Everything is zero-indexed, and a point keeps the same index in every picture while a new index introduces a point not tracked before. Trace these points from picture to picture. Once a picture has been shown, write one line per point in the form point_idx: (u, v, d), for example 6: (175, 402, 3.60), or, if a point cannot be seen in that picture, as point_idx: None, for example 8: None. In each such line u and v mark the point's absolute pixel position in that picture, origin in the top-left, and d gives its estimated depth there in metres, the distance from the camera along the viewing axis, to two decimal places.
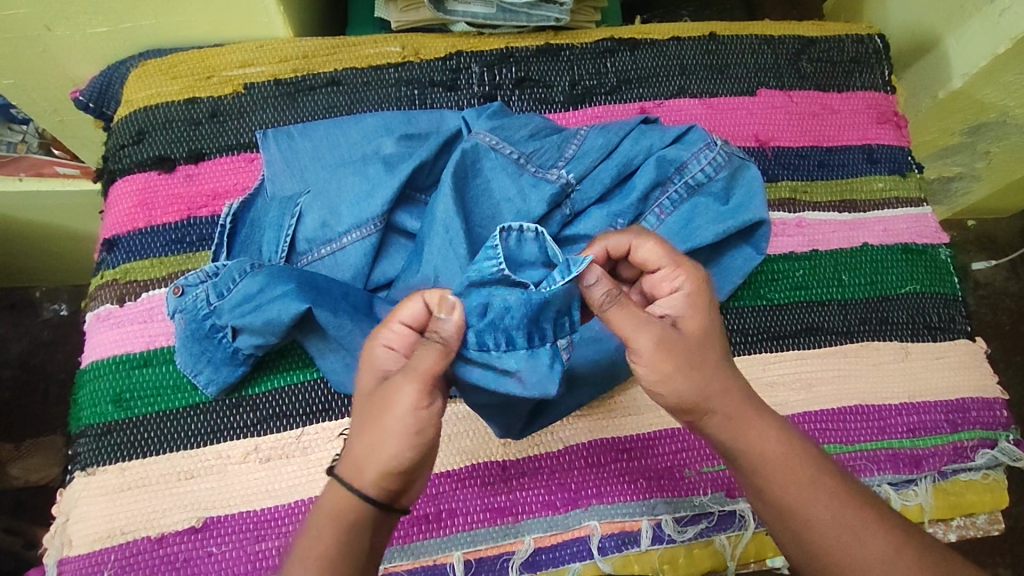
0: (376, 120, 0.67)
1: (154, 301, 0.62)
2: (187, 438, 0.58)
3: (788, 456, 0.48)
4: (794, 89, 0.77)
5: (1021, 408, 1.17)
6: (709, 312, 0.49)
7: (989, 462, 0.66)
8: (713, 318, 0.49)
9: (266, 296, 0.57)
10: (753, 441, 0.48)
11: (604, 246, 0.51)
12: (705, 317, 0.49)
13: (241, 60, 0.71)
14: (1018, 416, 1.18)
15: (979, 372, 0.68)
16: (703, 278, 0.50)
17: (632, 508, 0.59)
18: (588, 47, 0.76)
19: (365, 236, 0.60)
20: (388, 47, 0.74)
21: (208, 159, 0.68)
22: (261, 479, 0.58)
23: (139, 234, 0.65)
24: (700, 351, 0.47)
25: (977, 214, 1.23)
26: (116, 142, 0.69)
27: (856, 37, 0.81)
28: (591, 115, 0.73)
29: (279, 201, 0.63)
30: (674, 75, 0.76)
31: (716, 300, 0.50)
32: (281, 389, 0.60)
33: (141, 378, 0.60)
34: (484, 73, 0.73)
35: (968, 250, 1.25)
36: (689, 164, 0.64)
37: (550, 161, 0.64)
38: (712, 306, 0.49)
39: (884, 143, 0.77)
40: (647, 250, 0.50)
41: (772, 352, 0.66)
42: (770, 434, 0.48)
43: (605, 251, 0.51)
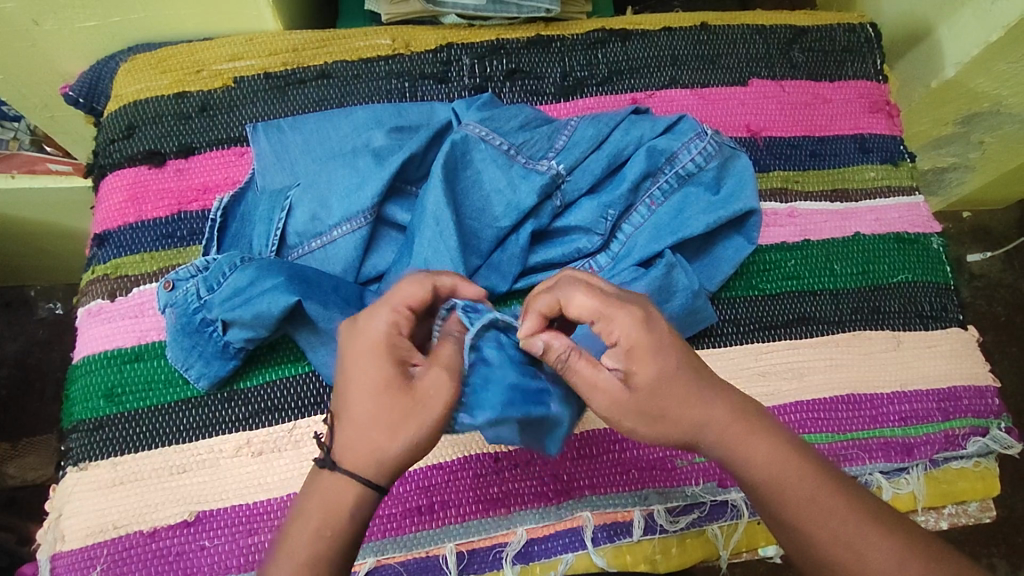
0: (366, 113, 0.67)
1: (144, 296, 0.62)
2: (178, 433, 0.58)
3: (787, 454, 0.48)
4: (786, 79, 0.77)
5: (1016, 398, 1.18)
6: (661, 355, 0.46)
7: (981, 449, 0.66)
8: (665, 350, 0.46)
9: (256, 289, 0.57)
10: (751, 444, 0.48)
11: (539, 313, 0.48)
12: (655, 360, 0.46)
13: (230, 53, 0.71)
14: (1013, 406, 1.18)
15: (971, 360, 0.68)
16: (641, 322, 0.46)
17: (624, 499, 0.60)
18: (579, 38, 0.75)
19: (355, 229, 0.60)
20: (379, 39, 0.74)
21: (198, 153, 0.68)
22: (254, 472, 0.58)
23: (129, 229, 0.65)
24: (664, 390, 0.46)
25: (971, 205, 1.24)
26: (106, 137, 0.68)
27: (848, 26, 0.81)
28: (582, 107, 0.73)
29: (269, 194, 0.63)
30: (666, 66, 0.75)
31: (666, 337, 0.47)
32: (273, 383, 0.60)
33: (132, 372, 0.60)
34: (474, 65, 0.73)
35: (963, 241, 1.25)
36: (679, 154, 0.64)
37: (541, 152, 0.63)
38: (661, 342, 0.46)
39: (877, 132, 0.77)
40: (578, 301, 0.47)
41: (764, 341, 0.66)
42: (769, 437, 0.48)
43: (539, 313, 0.48)
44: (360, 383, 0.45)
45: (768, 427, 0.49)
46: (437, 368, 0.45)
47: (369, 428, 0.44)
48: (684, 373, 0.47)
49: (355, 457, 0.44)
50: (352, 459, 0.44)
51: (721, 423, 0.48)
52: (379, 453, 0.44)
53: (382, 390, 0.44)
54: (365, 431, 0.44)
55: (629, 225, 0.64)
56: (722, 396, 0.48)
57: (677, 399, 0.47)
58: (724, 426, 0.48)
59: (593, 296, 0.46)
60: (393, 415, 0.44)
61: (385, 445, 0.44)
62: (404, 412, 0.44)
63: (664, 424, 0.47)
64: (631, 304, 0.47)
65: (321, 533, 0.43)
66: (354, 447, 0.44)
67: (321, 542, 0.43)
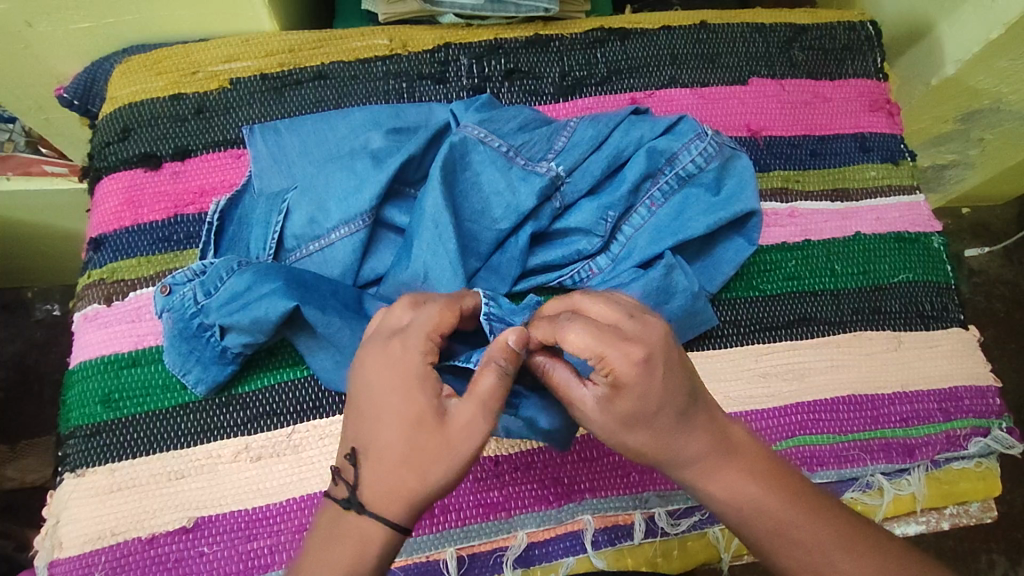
0: (364, 115, 0.67)
1: (141, 301, 0.62)
2: (176, 438, 0.58)
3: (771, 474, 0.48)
4: (786, 78, 0.76)
5: (1015, 395, 1.18)
6: (651, 392, 0.44)
7: (982, 450, 0.65)
8: (657, 384, 0.44)
9: (253, 294, 0.56)
10: None
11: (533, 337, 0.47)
12: (643, 396, 0.44)
13: (226, 54, 0.70)
14: (1013, 403, 1.18)
15: (972, 360, 0.68)
16: (638, 363, 0.44)
17: (624, 501, 0.60)
18: (578, 37, 0.75)
19: (353, 232, 0.60)
20: (376, 40, 0.73)
21: (195, 156, 0.67)
22: (253, 478, 0.58)
23: (125, 233, 0.64)
24: (640, 415, 0.45)
25: (971, 201, 1.23)
26: (102, 140, 0.68)
27: (848, 24, 0.80)
28: (581, 106, 0.73)
29: (267, 197, 0.62)
30: (665, 65, 0.75)
31: (662, 376, 0.44)
32: (271, 388, 0.60)
33: (130, 378, 0.59)
34: (472, 65, 0.72)
35: (962, 238, 1.25)
36: (680, 154, 0.64)
37: (540, 154, 0.63)
38: (643, 382, 0.44)
39: (877, 131, 0.76)
40: (574, 336, 0.44)
41: (764, 342, 0.66)
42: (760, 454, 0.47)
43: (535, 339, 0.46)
44: (391, 417, 0.44)
45: (736, 458, 0.48)
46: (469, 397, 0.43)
47: (399, 466, 0.43)
48: (671, 408, 0.45)
49: (381, 498, 0.44)
50: (380, 501, 0.44)
51: (692, 456, 0.47)
52: (407, 483, 0.43)
53: (412, 425, 0.43)
54: (397, 469, 0.43)
55: (628, 226, 0.63)
56: (702, 426, 0.47)
57: (655, 427, 0.46)
58: (692, 460, 0.47)
59: (591, 331, 0.44)
60: (423, 452, 0.43)
61: (413, 483, 0.43)
62: (434, 449, 0.43)
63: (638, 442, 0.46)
64: (632, 342, 0.44)
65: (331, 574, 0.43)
66: (382, 488, 0.44)
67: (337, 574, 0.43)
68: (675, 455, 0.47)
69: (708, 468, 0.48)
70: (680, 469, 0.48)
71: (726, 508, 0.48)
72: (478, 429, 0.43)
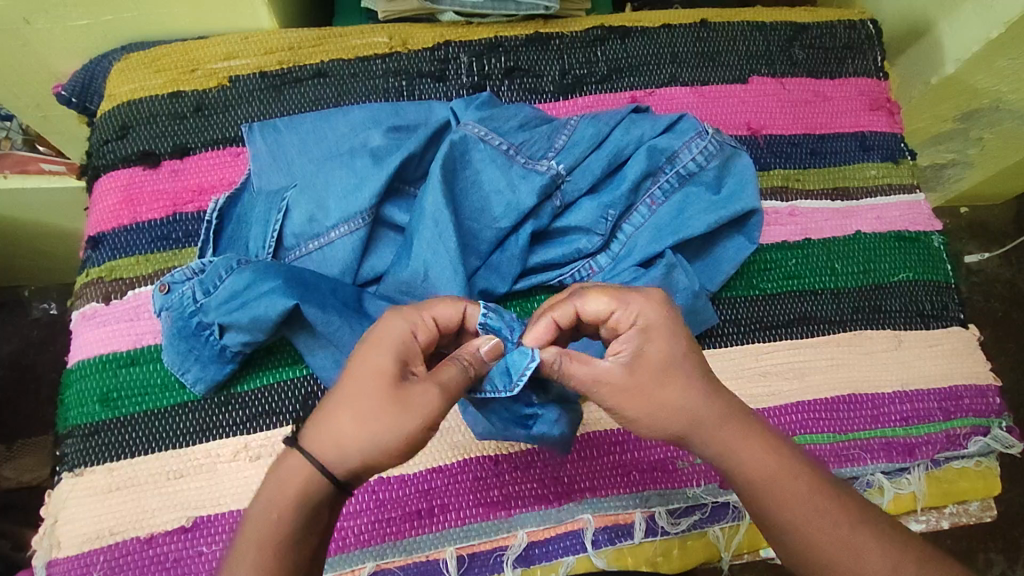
0: (363, 113, 0.66)
1: (139, 299, 0.61)
2: (175, 437, 0.58)
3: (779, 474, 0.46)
4: (786, 77, 0.76)
5: (1014, 394, 1.18)
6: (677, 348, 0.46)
7: (981, 449, 0.66)
8: (682, 337, 0.47)
9: (253, 293, 0.56)
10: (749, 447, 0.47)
11: (552, 319, 0.48)
12: (668, 345, 0.46)
13: (225, 52, 0.70)
14: (1011, 402, 1.18)
15: (972, 359, 0.68)
16: (660, 305, 0.47)
17: (625, 501, 0.59)
18: (578, 35, 0.75)
19: (353, 231, 0.59)
20: (376, 37, 0.73)
21: (193, 154, 0.67)
22: (251, 477, 0.57)
23: (123, 231, 0.64)
24: (673, 369, 0.46)
25: (970, 201, 1.24)
26: (99, 138, 0.67)
27: (849, 23, 0.80)
28: (581, 105, 0.72)
29: (266, 196, 0.62)
30: (666, 63, 0.75)
31: (681, 324, 0.47)
32: (270, 386, 0.60)
33: (128, 377, 0.59)
34: (472, 63, 0.72)
35: (961, 238, 1.26)
36: (680, 153, 0.64)
37: (540, 152, 0.63)
38: (671, 329, 0.46)
39: (877, 130, 0.76)
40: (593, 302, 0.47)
41: (764, 341, 0.65)
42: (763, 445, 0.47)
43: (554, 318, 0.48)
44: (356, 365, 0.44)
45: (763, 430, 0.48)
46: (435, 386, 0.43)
47: (348, 412, 0.43)
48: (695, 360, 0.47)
49: None
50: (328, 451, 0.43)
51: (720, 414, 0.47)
52: (353, 438, 0.43)
53: (372, 377, 0.43)
54: (345, 416, 0.43)
55: (629, 225, 0.63)
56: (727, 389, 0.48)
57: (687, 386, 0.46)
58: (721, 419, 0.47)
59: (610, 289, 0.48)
60: (372, 403, 0.43)
61: (356, 438, 0.42)
62: (384, 406, 0.43)
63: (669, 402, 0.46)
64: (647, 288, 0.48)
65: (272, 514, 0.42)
66: (325, 432, 0.43)
67: (276, 518, 0.42)
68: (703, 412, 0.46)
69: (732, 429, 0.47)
70: (715, 429, 0.46)
71: (756, 478, 0.46)
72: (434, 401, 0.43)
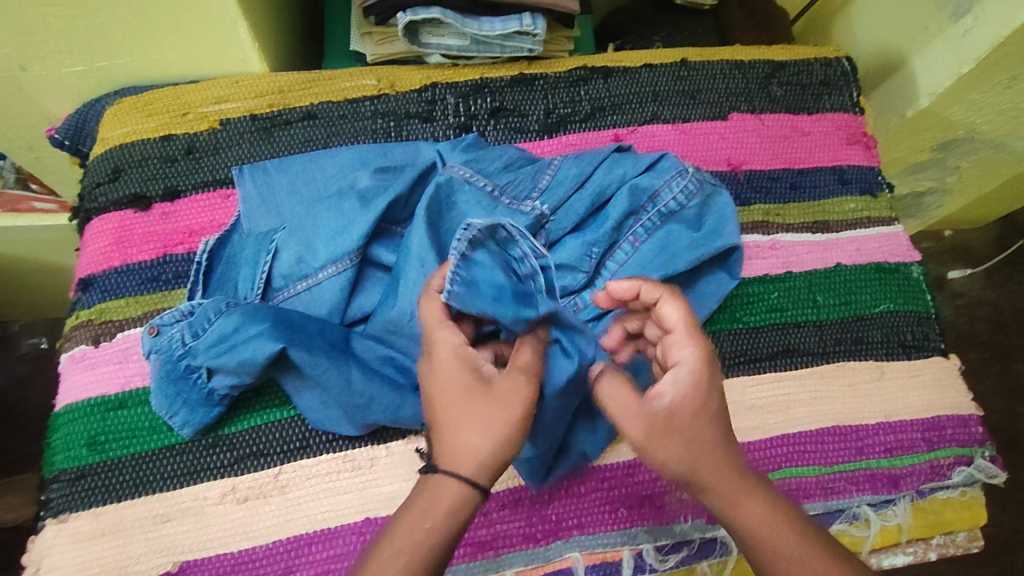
0: (352, 154, 0.68)
1: (129, 341, 0.62)
2: (162, 480, 0.58)
3: (772, 533, 0.46)
4: (764, 113, 0.78)
5: (1003, 416, 1.20)
6: (701, 413, 0.47)
7: (966, 479, 0.66)
8: (714, 399, 0.48)
9: (241, 335, 0.56)
10: (746, 509, 0.47)
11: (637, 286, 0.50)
12: (696, 410, 0.47)
13: (216, 95, 0.71)
14: (1002, 423, 1.20)
15: (953, 389, 0.69)
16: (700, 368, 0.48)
17: (613, 538, 0.60)
18: (562, 75, 0.77)
19: (341, 271, 0.60)
20: (364, 80, 0.74)
21: (184, 196, 0.68)
22: (239, 520, 0.57)
23: (114, 273, 0.65)
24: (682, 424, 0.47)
25: (953, 224, 1.28)
26: (91, 181, 0.68)
27: (824, 60, 0.83)
28: (565, 142, 0.75)
29: (255, 238, 0.63)
30: (648, 101, 0.77)
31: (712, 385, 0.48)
32: (258, 428, 0.60)
33: (116, 420, 0.59)
34: (459, 104, 0.74)
35: (945, 261, 1.30)
36: (661, 193, 0.64)
37: (524, 192, 0.64)
38: (696, 393, 0.47)
39: (854, 164, 0.78)
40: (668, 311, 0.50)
41: (749, 375, 0.66)
42: (762, 509, 0.47)
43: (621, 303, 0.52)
44: (430, 380, 0.47)
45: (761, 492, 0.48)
46: (515, 372, 0.47)
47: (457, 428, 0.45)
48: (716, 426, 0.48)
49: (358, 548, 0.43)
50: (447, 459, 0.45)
51: (728, 480, 0.47)
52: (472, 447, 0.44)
53: (450, 385, 0.46)
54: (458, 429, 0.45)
55: (614, 262, 0.63)
56: (735, 451, 0.48)
57: (703, 441, 0.47)
58: (728, 480, 0.47)
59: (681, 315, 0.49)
60: (473, 412, 0.45)
61: (477, 443, 0.44)
62: (480, 408, 0.45)
63: (675, 457, 0.46)
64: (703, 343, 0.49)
65: (423, 523, 0.43)
66: (452, 447, 0.45)
67: None
68: (714, 479, 0.47)
69: (740, 495, 0.47)
70: (727, 499, 0.47)
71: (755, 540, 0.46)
72: (523, 392, 0.46)
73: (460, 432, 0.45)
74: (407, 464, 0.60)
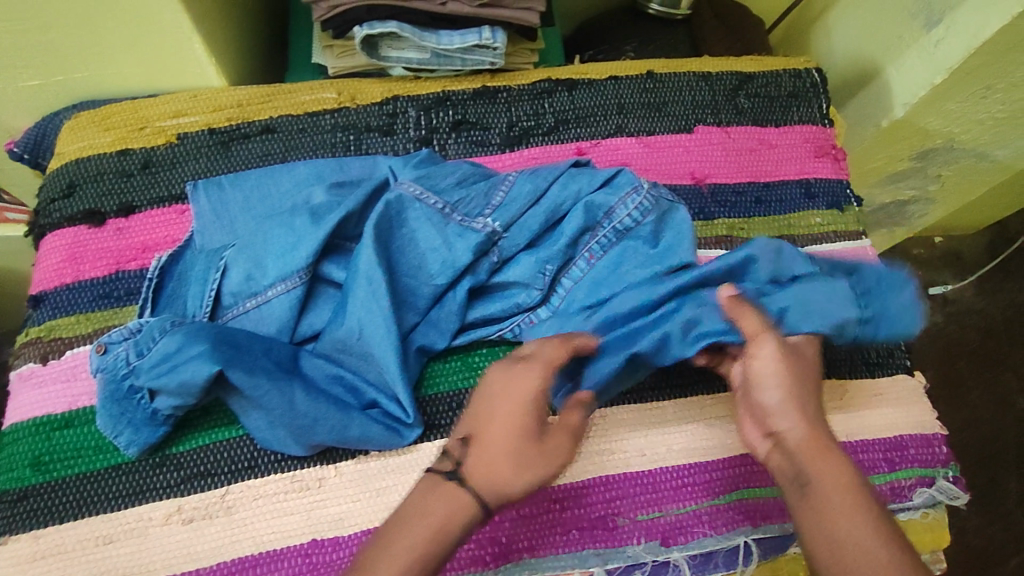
0: (308, 169, 0.68)
1: (78, 359, 0.61)
2: (106, 501, 0.57)
3: (841, 499, 0.46)
4: (731, 125, 0.78)
5: (993, 426, 1.18)
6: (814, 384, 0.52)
7: (928, 500, 0.65)
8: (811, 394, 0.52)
9: (182, 356, 0.55)
10: (827, 469, 0.47)
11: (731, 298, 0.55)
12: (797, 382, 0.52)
13: (174, 110, 0.71)
14: (993, 434, 1.17)
15: (918, 408, 0.68)
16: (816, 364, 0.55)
17: (563, 561, 0.59)
18: (525, 88, 0.76)
19: (290, 289, 0.60)
20: (324, 93, 0.74)
21: (139, 212, 0.67)
22: (182, 542, 0.57)
23: (65, 290, 0.64)
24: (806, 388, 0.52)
25: (942, 230, 1.27)
26: (47, 196, 0.68)
27: (793, 72, 0.82)
28: (527, 156, 0.74)
29: (206, 254, 0.62)
30: (612, 114, 0.76)
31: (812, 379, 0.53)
32: (206, 448, 0.59)
33: (61, 440, 0.59)
34: (420, 117, 0.73)
35: (935, 268, 1.29)
36: (616, 209, 0.64)
37: (476, 209, 0.63)
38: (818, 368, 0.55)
39: (822, 177, 0.77)
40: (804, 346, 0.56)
41: (706, 393, 0.66)
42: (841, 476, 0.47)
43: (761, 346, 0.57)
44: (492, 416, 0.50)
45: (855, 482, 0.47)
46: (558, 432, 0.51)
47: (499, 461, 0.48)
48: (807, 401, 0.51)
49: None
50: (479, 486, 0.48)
51: (812, 443, 0.49)
52: (503, 480, 0.48)
53: (507, 426, 0.49)
54: (495, 465, 0.48)
55: (569, 278, 0.63)
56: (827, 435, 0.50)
57: (800, 405, 0.51)
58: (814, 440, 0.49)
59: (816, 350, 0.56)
60: (517, 453, 0.48)
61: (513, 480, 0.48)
62: (529, 454, 0.49)
63: (774, 397, 0.51)
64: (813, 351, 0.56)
65: (439, 536, 0.46)
66: (482, 475, 0.48)
67: None
68: (799, 441, 0.49)
69: (821, 454, 0.48)
70: (814, 458, 0.48)
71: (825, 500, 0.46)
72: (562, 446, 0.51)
73: (496, 463, 0.48)
74: (355, 484, 0.59)
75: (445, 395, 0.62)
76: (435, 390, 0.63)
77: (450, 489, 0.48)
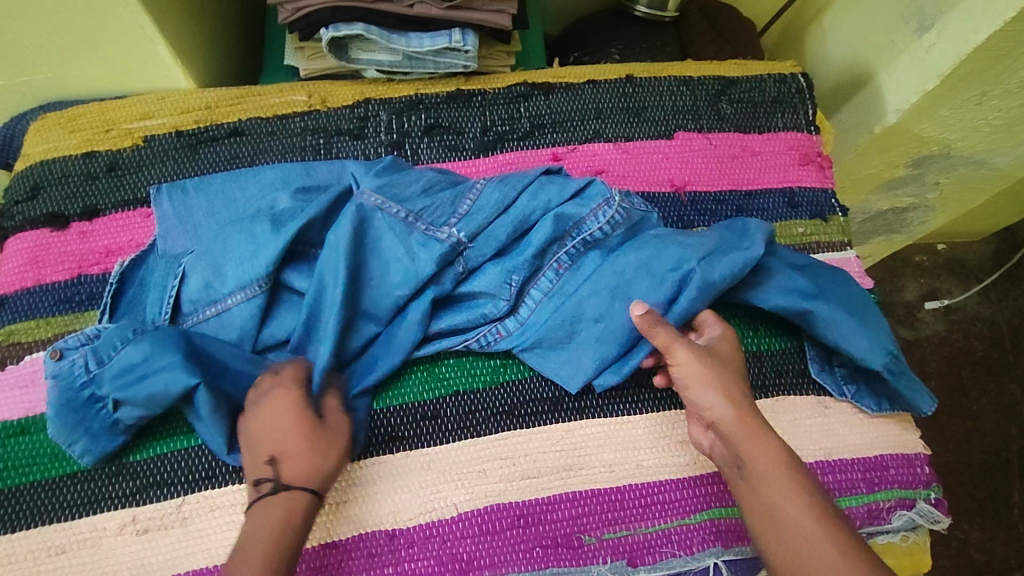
0: (274, 173, 0.66)
1: (36, 365, 0.60)
2: (59, 510, 0.56)
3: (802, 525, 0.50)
4: (712, 132, 0.75)
5: (997, 439, 1.14)
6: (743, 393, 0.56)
7: (907, 524, 0.63)
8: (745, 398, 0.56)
9: (150, 365, 0.55)
10: (778, 497, 0.51)
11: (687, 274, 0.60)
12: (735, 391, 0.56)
13: (141, 112, 0.70)
14: (998, 447, 1.14)
15: (899, 426, 0.66)
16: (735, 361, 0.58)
17: None
18: (500, 92, 0.74)
19: (249, 298, 0.58)
20: (294, 96, 0.73)
21: (103, 215, 0.66)
22: (136, 553, 0.55)
23: (27, 293, 0.63)
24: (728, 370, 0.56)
25: (945, 237, 1.24)
26: (11, 198, 0.67)
27: (778, 77, 0.79)
28: (501, 161, 0.72)
29: (167, 260, 0.61)
30: (589, 119, 0.74)
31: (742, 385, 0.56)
32: (164, 456, 0.58)
33: (16, 447, 0.58)
34: (392, 121, 0.72)
35: (938, 275, 1.25)
36: (587, 221, 0.62)
37: (442, 218, 0.61)
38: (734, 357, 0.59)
39: (806, 186, 0.75)
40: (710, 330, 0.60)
41: (682, 408, 0.64)
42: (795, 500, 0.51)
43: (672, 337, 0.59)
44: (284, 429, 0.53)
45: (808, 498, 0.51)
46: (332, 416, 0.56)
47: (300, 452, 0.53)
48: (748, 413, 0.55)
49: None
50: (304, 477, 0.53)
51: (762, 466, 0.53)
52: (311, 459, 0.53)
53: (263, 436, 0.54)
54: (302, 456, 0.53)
55: (537, 289, 0.62)
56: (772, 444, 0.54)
57: (740, 410, 0.55)
58: (766, 462, 0.53)
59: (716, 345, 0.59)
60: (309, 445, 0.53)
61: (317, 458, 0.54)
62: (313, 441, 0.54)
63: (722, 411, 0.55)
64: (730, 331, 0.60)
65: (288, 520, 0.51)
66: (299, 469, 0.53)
67: None
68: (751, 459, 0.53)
69: (775, 477, 0.52)
70: (765, 484, 0.52)
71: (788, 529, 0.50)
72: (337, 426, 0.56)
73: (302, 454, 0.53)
74: None
75: (410, 406, 0.61)
76: (401, 400, 0.61)
77: (267, 500, 0.51)
